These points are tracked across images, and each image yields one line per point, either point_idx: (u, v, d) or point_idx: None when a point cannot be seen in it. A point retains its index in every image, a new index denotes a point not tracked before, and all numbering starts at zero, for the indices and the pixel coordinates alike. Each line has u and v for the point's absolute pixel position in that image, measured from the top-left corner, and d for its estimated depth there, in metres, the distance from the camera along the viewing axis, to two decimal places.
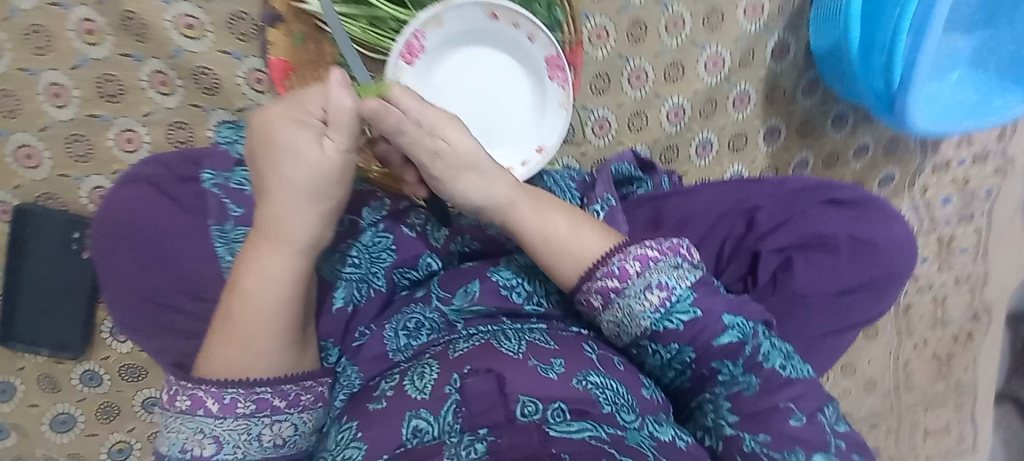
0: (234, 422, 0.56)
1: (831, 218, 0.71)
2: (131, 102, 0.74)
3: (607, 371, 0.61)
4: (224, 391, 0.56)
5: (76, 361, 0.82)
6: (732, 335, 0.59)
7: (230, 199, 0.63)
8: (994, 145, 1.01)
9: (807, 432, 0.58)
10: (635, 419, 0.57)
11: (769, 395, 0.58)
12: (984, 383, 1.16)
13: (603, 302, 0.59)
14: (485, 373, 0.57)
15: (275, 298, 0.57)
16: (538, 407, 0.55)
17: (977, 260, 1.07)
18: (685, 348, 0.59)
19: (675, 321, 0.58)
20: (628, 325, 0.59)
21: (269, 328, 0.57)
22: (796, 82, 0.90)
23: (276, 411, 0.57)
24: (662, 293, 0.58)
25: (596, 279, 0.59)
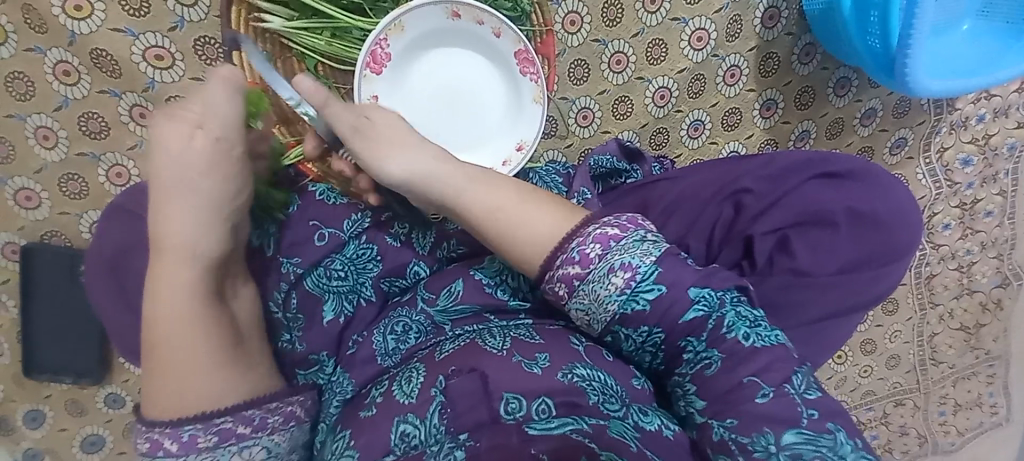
0: (199, 456, 0.51)
1: (830, 191, 0.63)
2: (116, 137, 0.76)
3: (594, 363, 0.58)
4: (179, 428, 0.50)
5: (98, 385, 0.87)
6: (697, 309, 0.52)
7: None
8: (1019, 97, 0.93)
9: (777, 409, 0.51)
10: (620, 408, 0.54)
11: (730, 372, 0.52)
12: (1016, 350, 1.10)
13: (569, 290, 0.53)
14: (468, 373, 0.56)
15: (199, 324, 0.53)
16: (522, 404, 0.53)
17: (1005, 222, 1.00)
18: (655, 330, 0.52)
19: (640, 300, 0.51)
20: (596, 312, 0.52)
21: (204, 361, 0.52)
22: (790, 49, 0.84)
23: (243, 437, 0.53)
24: (625, 274, 0.51)
25: (557, 266, 0.54)
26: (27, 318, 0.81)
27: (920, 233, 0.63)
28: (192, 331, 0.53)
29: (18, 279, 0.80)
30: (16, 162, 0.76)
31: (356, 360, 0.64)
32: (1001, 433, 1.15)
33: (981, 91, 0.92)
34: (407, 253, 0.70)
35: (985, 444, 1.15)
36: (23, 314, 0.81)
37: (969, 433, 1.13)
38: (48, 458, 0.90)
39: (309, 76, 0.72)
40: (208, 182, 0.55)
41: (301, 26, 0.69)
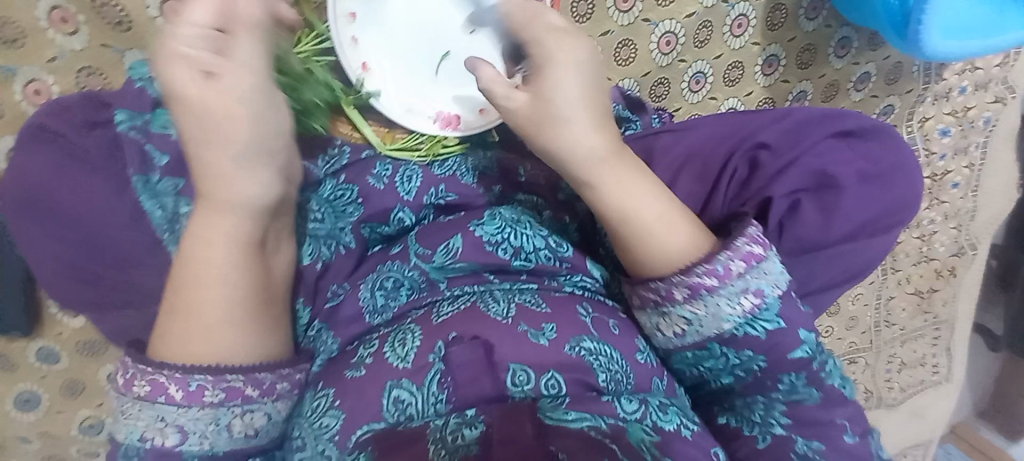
0: (200, 412, 0.49)
1: (844, 150, 0.62)
2: (33, 46, 0.63)
3: (602, 335, 0.56)
4: (190, 377, 0.49)
5: (28, 339, 0.77)
6: (805, 350, 0.55)
7: (153, 146, 0.56)
8: (997, 71, 0.95)
9: (857, 450, 0.57)
10: (638, 409, 0.52)
11: (829, 409, 0.57)
12: (959, 315, 1.19)
13: (687, 296, 0.53)
14: (471, 341, 0.54)
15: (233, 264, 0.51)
16: (530, 377, 0.52)
17: (967, 195, 1.06)
18: (758, 357, 0.55)
19: (773, 322, 0.54)
20: (705, 325, 0.53)
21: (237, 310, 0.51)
22: (799, 2, 0.80)
23: (249, 400, 0.50)
24: (754, 298, 0.53)
25: (692, 273, 0.53)
26: None
27: (920, 194, 0.64)
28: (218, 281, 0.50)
29: None
30: None
31: (340, 316, 0.60)
32: (937, 389, 1.26)
33: (967, 62, 0.94)
34: (389, 198, 0.65)
35: (922, 399, 1.26)
36: None
37: (910, 389, 1.23)
38: None
39: None
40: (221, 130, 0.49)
41: None
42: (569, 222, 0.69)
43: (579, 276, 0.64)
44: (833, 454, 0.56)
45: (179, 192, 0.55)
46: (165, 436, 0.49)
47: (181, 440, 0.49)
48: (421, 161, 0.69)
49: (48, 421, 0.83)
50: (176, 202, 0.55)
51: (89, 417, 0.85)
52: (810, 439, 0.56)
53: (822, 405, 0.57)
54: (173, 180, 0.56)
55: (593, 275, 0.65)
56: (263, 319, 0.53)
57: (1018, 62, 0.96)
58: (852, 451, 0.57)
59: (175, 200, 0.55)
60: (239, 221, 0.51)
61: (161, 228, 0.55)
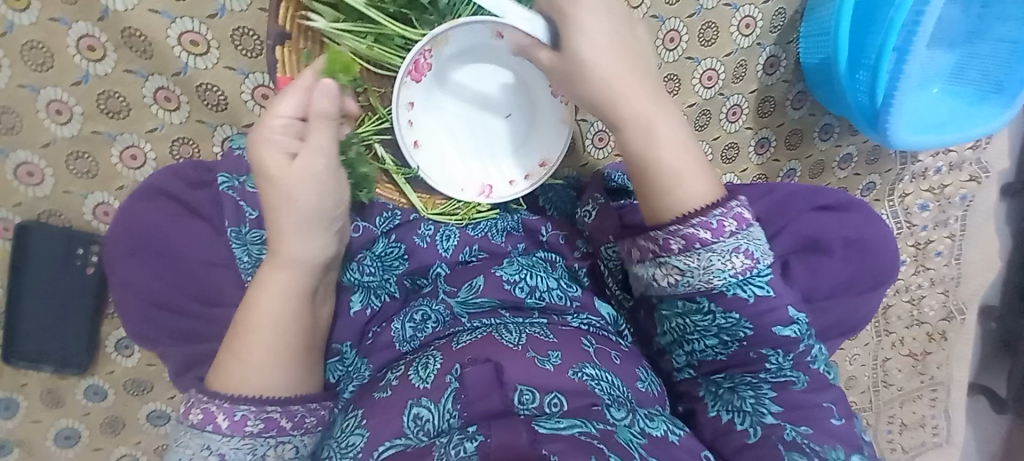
0: (241, 441, 0.58)
1: (825, 220, 0.72)
2: (137, 118, 0.75)
3: (603, 364, 0.64)
4: (236, 407, 0.58)
5: (80, 376, 0.84)
6: (793, 330, 0.61)
7: (245, 202, 0.65)
8: (968, 154, 1.07)
9: (816, 408, 0.63)
10: (625, 416, 0.58)
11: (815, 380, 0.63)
12: (954, 377, 1.24)
13: (681, 247, 0.60)
14: (484, 363, 0.60)
15: (276, 316, 0.60)
16: (535, 396, 0.58)
17: (951, 263, 1.14)
18: (743, 323, 0.60)
19: (764, 287, 0.60)
20: (693, 274, 0.60)
21: (287, 350, 0.60)
22: (785, 94, 0.93)
23: (282, 432, 0.59)
24: (746, 260, 0.60)
25: (687, 224, 0.60)
26: (11, 302, 0.77)
27: (893, 256, 0.73)
28: (277, 327, 0.60)
29: (6, 258, 0.77)
30: (22, 136, 0.73)
31: (377, 345, 0.70)
32: (940, 452, 1.28)
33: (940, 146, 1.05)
34: (430, 255, 0.75)
35: None
36: (8, 299, 0.77)
37: (911, 450, 1.26)
38: (16, 450, 0.85)
39: None
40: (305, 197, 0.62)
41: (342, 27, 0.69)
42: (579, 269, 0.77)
43: (586, 314, 0.72)
44: (822, 435, 0.62)
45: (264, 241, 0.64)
46: None
47: None
48: (456, 223, 0.78)
49: (85, 456, 0.88)
50: (259, 249, 0.64)
51: (126, 455, 0.89)
52: (797, 424, 0.62)
53: (808, 390, 0.63)
54: (259, 231, 0.65)
55: (600, 314, 0.73)
56: (302, 361, 0.62)
57: (987, 146, 1.08)
58: (840, 434, 0.62)
59: (259, 247, 0.64)
60: (288, 272, 0.61)
61: (246, 271, 0.64)
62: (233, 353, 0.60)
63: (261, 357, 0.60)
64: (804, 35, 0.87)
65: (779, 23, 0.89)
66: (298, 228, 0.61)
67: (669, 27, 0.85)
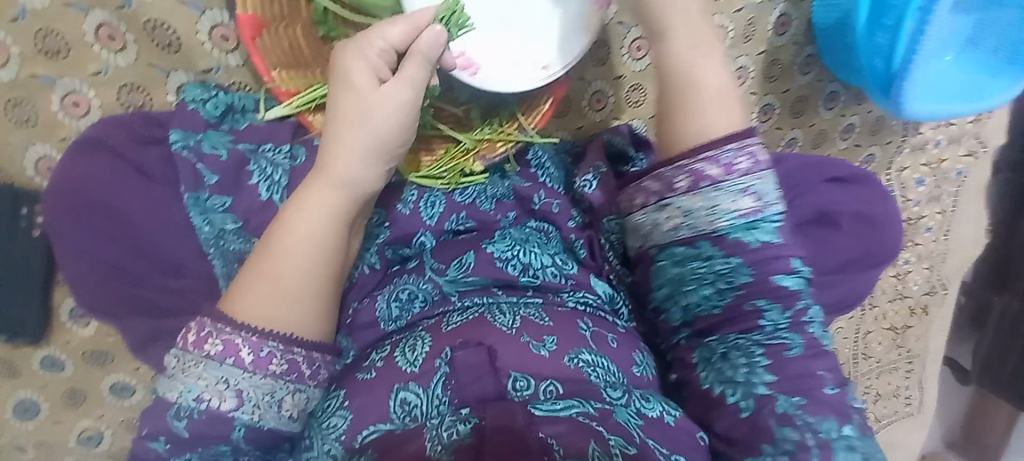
0: (262, 380, 0.54)
1: (837, 193, 0.71)
2: (78, 60, 0.65)
3: (599, 349, 0.61)
4: (264, 343, 0.55)
5: (35, 345, 0.77)
6: (793, 279, 0.59)
7: (204, 166, 0.58)
8: (968, 128, 1.05)
9: (836, 400, 0.60)
10: (622, 396, 0.58)
11: (812, 359, 0.60)
12: (930, 350, 1.27)
13: (689, 185, 0.59)
14: (475, 347, 0.57)
15: (317, 242, 0.57)
16: (529, 383, 0.56)
17: (939, 238, 1.15)
18: (744, 267, 0.59)
19: (771, 235, 0.59)
20: (703, 216, 0.59)
21: (315, 287, 0.57)
22: (794, 58, 0.88)
23: (301, 379, 0.56)
24: (755, 202, 0.59)
25: (697, 159, 0.59)
26: None
27: (902, 235, 0.73)
28: (310, 252, 0.57)
29: None
30: None
31: (359, 323, 0.66)
32: (910, 420, 1.33)
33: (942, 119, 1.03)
34: (416, 221, 0.71)
35: (895, 429, 1.33)
36: None
37: (884, 419, 1.30)
38: None
39: (317, 19, 0.66)
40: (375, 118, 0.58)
41: None
42: (575, 241, 0.75)
43: (581, 292, 0.69)
44: (817, 406, 0.59)
45: (227, 210, 0.59)
46: (223, 399, 0.54)
47: (236, 405, 0.54)
48: (443, 189, 0.74)
49: (44, 432, 0.82)
50: (223, 218, 0.59)
51: (89, 428, 0.84)
52: (791, 394, 0.59)
53: (806, 357, 0.60)
54: (221, 198, 0.59)
55: (597, 292, 0.70)
56: (327, 293, 0.59)
57: (987, 120, 1.05)
58: (834, 405, 0.59)
59: (222, 216, 0.59)
60: (331, 192, 0.58)
61: (207, 241, 0.59)
62: (260, 270, 0.56)
63: (292, 281, 0.56)
64: None
65: None
66: (360, 156, 0.58)
67: (635, 36, 0.83)
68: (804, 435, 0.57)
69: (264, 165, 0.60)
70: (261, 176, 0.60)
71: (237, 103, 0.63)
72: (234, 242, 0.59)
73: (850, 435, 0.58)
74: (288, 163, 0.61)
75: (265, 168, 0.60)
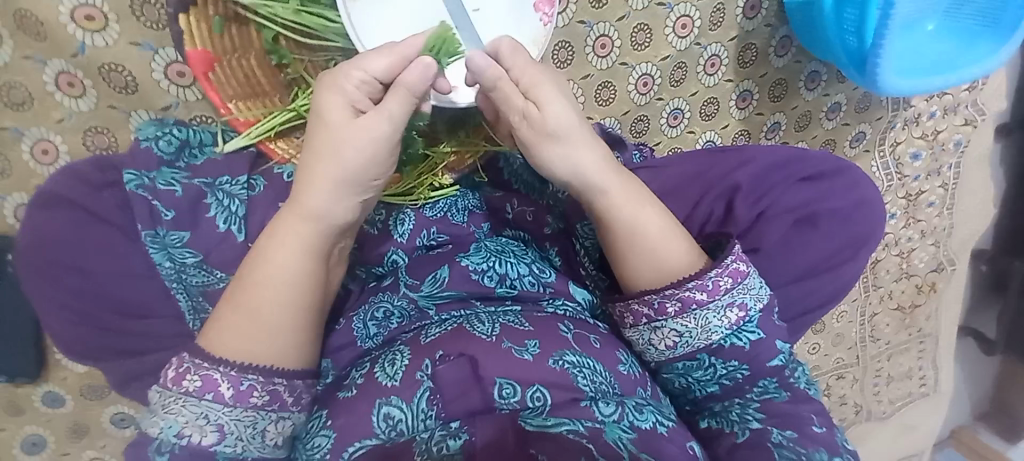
0: (244, 412, 0.54)
1: (809, 191, 0.70)
2: (41, 109, 0.66)
3: (583, 349, 0.61)
4: (243, 376, 0.54)
5: (35, 384, 0.80)
6: (781, 359, 0.65)
7: (160, 202, 0.58)
8: (964, 97, 1.00)
9: (824, 437, 0.64)
10: (615, 411, 0.57)
11: (800, 402, 0.65)
12: (942, 328, 1.23)
13: (678, 310, 0.62)
14: (457, 358, 0.57)
15: (297, 272, 0.56)
16: (516, 390, 0.56)
17: (943, 213, 1.10)
18: (742, 365, 0.64)
19: (756, 331, 0.63)
20: (695, 335, 0.62)
21: (297, 318, 0.56)
22: (768, 41, 0.85)
23: (284, 407, 0.55)
24: (739, 311, 0.63)
25: (683, 288, 0.61)
26: None
27: (882, 222, 0.71)
28: (290, 283, 0.56)
29: None
30: None
31: (336, 345, 0.65)
32: (925, 400, 1.29)
33: None
34: (385, 238, 0.71)
35: (911, 411, 1.29)
36: None
37: (898, 401, 1.26)
38: None
39: (267, 48, 0.65)
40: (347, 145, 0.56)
41: None
42: (550, 249, 0.74)
43: (561, 300, 0.69)
44: (807, 441, 0.62)
45: (186, 244, 0.59)
46: (204, 434, 0.53)
47: (218, 439, 0.54)
48: (413, 205, 0.73)
49: None
50: (182, 253, 0.59)
51: (95, 457, 0.88)
52: (784, 428, 0.63)
53: (792, 400, 0.65)
54: (179, 233, 0.58)
55: (576, 299, 0.70)
56: (304, 322, 0.57)
57: (984, 86, 1.01)
58: (824, 439, 0.63)
59: (181, 251, 0.58)
60: (309, 222, 0.57)
61: (169, 277, 0.59)
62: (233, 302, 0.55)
63: (269, 314, 0.55)
64: None
65: None
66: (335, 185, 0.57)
67: (598, 33, 0.78)
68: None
69: (221, 197, 0.60)
70: (218, 208, 0.60)
71: (193, 138, 0.63)
72: (195, 275, 0.59)
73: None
74: (245, 193, 0.62)
75: (223, 200, 0.60)
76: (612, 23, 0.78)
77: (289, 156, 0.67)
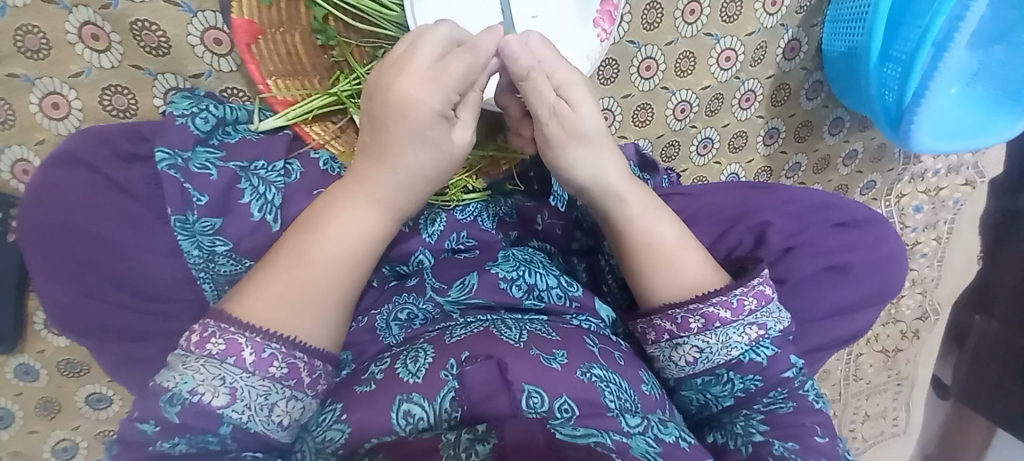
0: (260, 382, 0.51)
1: (838, 236, 0.71)
2: (58, 60, 0.61)
3: (609, 365, 0.60)
4: (267, 344, 0.51)
5: (9, 353, 0.74)
6: (793, 370, 0.62)
7: (192, 186, 0.53)
8: (968, 159, 1.05)
9: (827, 447, 0.61)
10: (640, 424, 0.56)
11: (802, 414, 0.61)
12: (919, 374, 1.28)
13: (701, 326, 0.60)
14: (484, 360, 0.55)
15: (333, 259, 0.55)
16: (544, 399, 0.54)
17: (934, 265, 1.15)
18: (754, 377, 0.61)
19: (773, 348, 0.61)
20: (717, 352, 0.60)
21: (329, 299, 0.55)
22: (802, 83, 0.87)
23: (299, 386, 0.52)
24: (760, 329, 0.61)
25: (707, 303, 0.60)
26: None
27: (903, 281, 0.73)
28: (326, 264, 0.55)
29: None
30: None
31: (358, 340, 0.63)
32: (895, 441, 1.35)
33: None
34: (412, 235, 0.68)
35: (881, 449, 1.34)
36: None
37: (870, 439, 1.31)
38: None
39: (316, 28, 0.62)
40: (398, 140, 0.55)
41: None
42: (578, 264, 0.76)
43: (586, 315, 0.68)
44: (808, 452, 0.59)
45: (217, 232, 0.54)
46: (215, 396, 0.49)
47: (227, 404, 0.50)
48: (443, 206, 0.71)
49: (18, 441, 0.79)
50: (211, 240, 0.54)
51: (63, 439, 0.81)
52: (785, 440, 0.59)
53: (796, 411, 0.61)
54: (210, 220, 0.54)
55: (600, 317, 0.70)
56: (342, 313, 0.56)
57: (986, 151, 1.06)
58: (824, 450, 0.60)
59: (211, 239, 0.54)
60: (354, 213, 0.56)
61: (196, 266, 0.55)
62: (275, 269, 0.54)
63: (304, 295, 0.54)
64: (831, 20, 0.81)
65: (806, 4, 0.81)
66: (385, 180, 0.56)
67: (645, 55, 0.78)
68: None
69: (256, 183, 0.56)
70: (253, 195, 0.56)
71: (229, 115, 0.60)
72: (224, 265, 0.55)
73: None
74: (281, 182, 0.58)
75: (257, 186, 0.56)
76: (660, 47, 0.78)
77: (323, 142, 0.64)
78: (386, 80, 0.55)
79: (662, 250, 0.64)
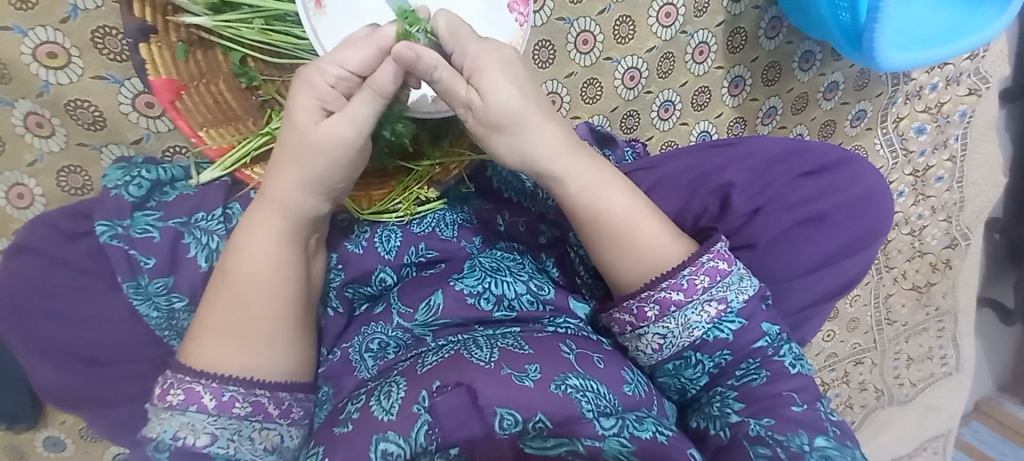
0: (228, 422, 0.52)
1: (809, 186, 0.67)
2: (12, 152, 0.64)
3: (585, 371, 0.57)
4: (224, 387, 0.52)
5: (34, 429, 0.78)
6: (766, 340, 0.61)
7: (137, 251, 0.56)
8: (966, 66, 0.97)
9: (808, 417, 0.58)
10: (615, 424, 0.54)
11: (774, 383, 0.59)
12: (961, 305, 1.19)
13: (658, 313, 0.59)
14: (455, 388, 0.54)
15: (275, 312, 0.55)
16: (517, 419, 0.52)
17: (953, 187, 1.06)
18: (725, 352, 0.60)
19: (738, 322, 0.60)
20: (681, 335, 0.59)
21: (264, 334, 0.55)
22: (757, 23, 0.82)
23: (269, 418, 0.54)
24: (720, 305, 0.59)
25: (658, 288, 0.58)
26: None
27: (886, 220, 0.69)
28: (257, 306, 0.55)
29: None
30: None
31: (338, 373, 0.62)
32: (948, 381, 1.25)
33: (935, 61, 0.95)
34: (369, 258, 0.67)
35: (934, 392, 1.25)
36: None
37: (920, 383, 1.22)
38: None
39: (235, 72, 0.62)
40: (323, 164, 0.55)
41: (231, 17, 0.59)
42: (546, 259, 0.72)
43: (562, 317, 0.66)
44: (784, 424, 0.57)
45: (170, 290, 0.57)
46: (197, 436, 0.51)
47: (210, 441, 0.52)
48: (398, 221, 0.70)
49: None
50: (168, 299, 0.58)
51: None
52: (760, 416, 0.58)
53: (770, 380, 0.60)
54: (162, 280, 0.57)
55: (577, 316, 0.67)
56: (293, 338, 0.56)
57: (984, 54, 0.98)
58: (805, 420, 0.58)
59: (166, 297, 0.57)
60: (282, 249, 0.56)
61: (159, 326, 0.58)
62: (226, 307, 0.54)
63: (251, 329, 0.54)
64: None
65: None
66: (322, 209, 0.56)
67: (580, 29, 0.75)
68: (776, 455, 0.55)
69: (198, 235, 0.59)
70: (198, 247, 0.58)
71: (165, 176, 0.61)
72: (187, 319, 0.59)
73: (824, 446, 0.56)
74: (222, 228, 0.60)
75: (200, 238, 0.59)
76: (593, 17, 0.75)
77: None
78: (301, 106, 0.54)
79: (613, 226, 0.60)
